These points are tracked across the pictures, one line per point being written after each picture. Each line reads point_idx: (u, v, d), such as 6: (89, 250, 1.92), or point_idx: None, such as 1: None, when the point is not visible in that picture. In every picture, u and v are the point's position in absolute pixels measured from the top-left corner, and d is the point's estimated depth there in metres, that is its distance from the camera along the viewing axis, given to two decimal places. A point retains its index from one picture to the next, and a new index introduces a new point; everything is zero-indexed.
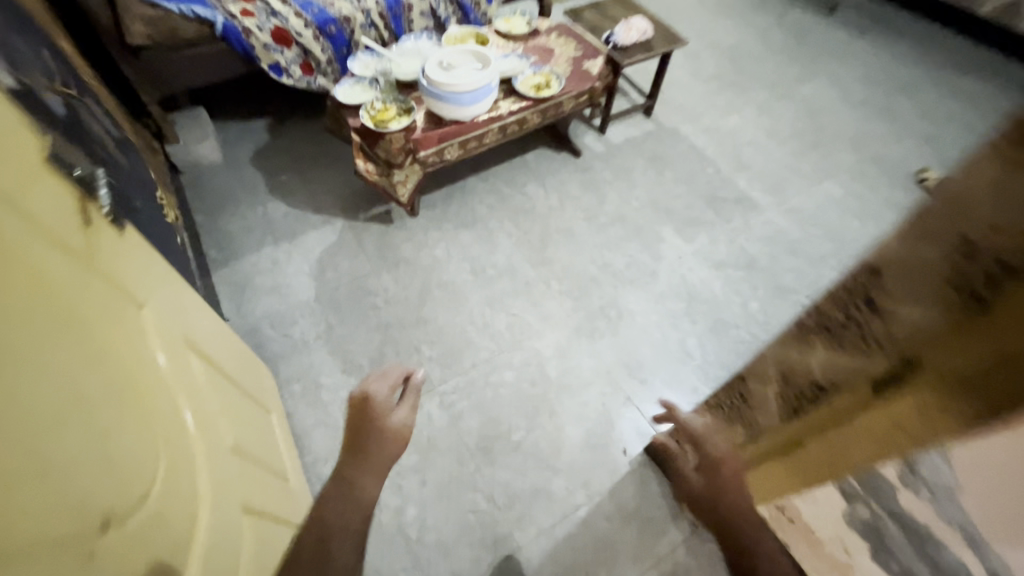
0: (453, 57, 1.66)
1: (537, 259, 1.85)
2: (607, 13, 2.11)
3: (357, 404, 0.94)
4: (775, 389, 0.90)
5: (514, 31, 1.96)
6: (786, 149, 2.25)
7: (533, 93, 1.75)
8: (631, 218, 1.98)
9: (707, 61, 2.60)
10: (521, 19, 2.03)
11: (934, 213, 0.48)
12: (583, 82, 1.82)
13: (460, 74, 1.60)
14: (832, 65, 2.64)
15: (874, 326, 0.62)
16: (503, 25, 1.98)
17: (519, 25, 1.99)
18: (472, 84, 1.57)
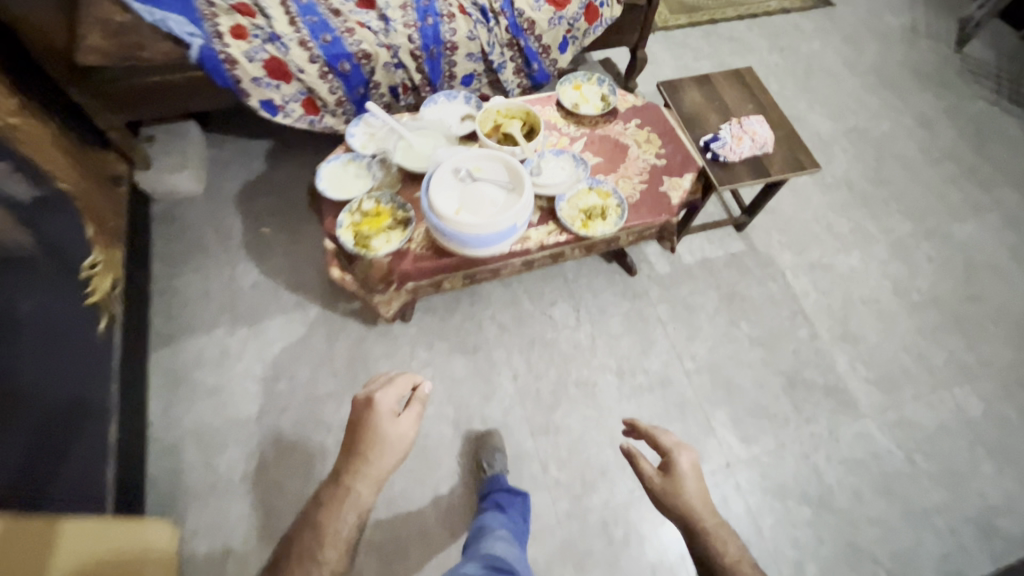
0: (478, 166, 1.18)
1: (539, 423, 1.43)
2: (715, 96, 1.53)
3: (360, 404, 0.93)
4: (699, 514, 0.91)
5: (581, 113, 1.44)
6: (914, 321, 1.66)
7: (579, 226, 1.26)
8: (676, 386, 1.51)
9: (838, 157, 1.97)
10: (597, 89, 1.50)
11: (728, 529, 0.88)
12: (654, 215, 1.30)
13: (477, 202, 1.14)
14: (1012, 192, 1.93)
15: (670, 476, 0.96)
16: (568, 98, 1.47)
17: (591, 101, 1.48)
18: (488, 222, 1.09)
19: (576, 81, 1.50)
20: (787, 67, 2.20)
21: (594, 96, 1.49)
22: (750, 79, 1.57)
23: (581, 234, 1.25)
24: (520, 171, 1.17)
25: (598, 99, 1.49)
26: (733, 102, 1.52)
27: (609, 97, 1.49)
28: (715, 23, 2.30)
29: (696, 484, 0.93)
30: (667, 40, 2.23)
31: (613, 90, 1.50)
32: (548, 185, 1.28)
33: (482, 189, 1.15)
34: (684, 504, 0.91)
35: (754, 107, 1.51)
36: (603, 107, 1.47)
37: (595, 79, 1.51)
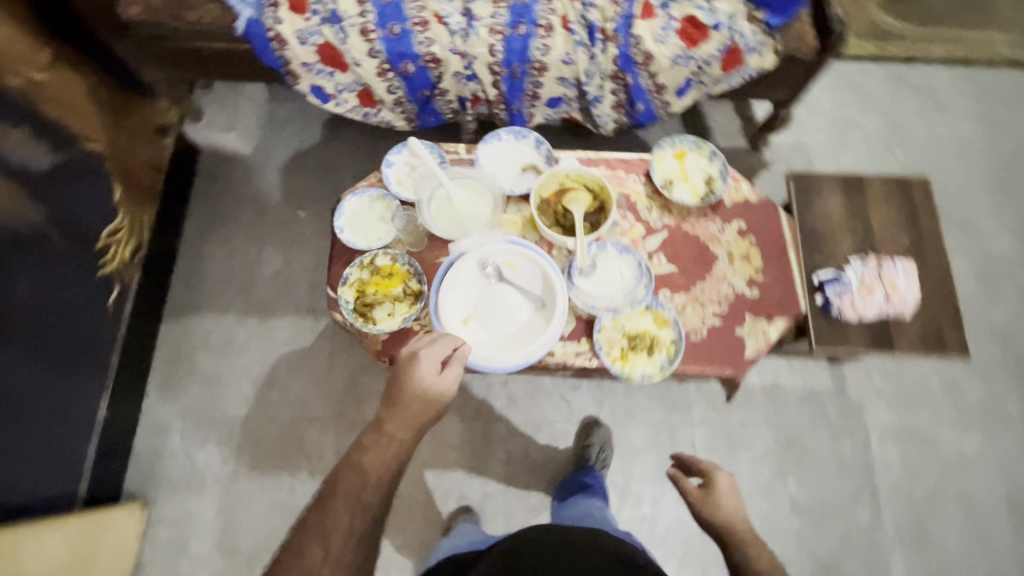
0: (513, 266, 0.96)
1: (516, 521, 1.31)
2: (860, 210, 1.15)
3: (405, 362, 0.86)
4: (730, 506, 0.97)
5: (672, 199, 1.14)
6: (1020, 546, 1.29)
7: (614, 357, 1.02)
8: (681, 530, 1.30)
9: (1005, 296, 1.50)
10: (703, 168, 1.17)
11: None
12: (714, 367, 1.03)
13: (493, 317, 0.92)
14: None
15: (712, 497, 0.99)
16: (661, 174, 1.16)
17: (690, 183, 1.16)
18: (492, 354, 0.91)
19: (680, 151, 1.19)
20: (988, 148, 1.65)
21: (696, 177, 1.16)
22: (919, 196, 1.16)
23: (614, 369, 1.01)
24: (557, 292, 0.93)
25: (701, 181, 1.16)
26: (881, 228, 1.14)
27: (714, 184, 1.16)
28: (910, 61, 1.73)
29: (732, 502, 0.97)
30: (836, 74, 1.73)
31: (724, 174, 1.16)
32: (594, 294, 1.03)
33: (504, 301, 0.93)
34: (722, 520, 0.95)
35: (907, 241, 1.13)
36: (703, 195, 1.15)
37: (706, 153, 1.18)
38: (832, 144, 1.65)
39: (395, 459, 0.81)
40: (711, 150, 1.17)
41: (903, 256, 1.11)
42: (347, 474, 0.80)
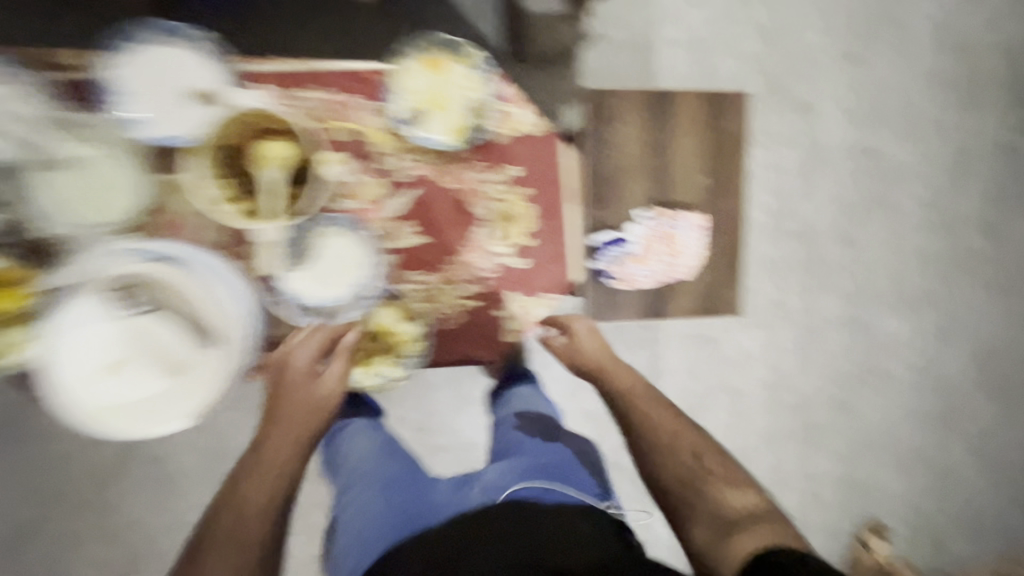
0: (171, 287, 0.70)
1: None
2: (661, 144, 0.93)
3: (273, 376, 0.79)
4: (597, 344, 0.95)
5: (421, 140, 0.82)
6: (768, 420, 1.50)
7: (349, 363, 0.85)
8: (478, 450, 1.35)
9: (821, 190, 1.44)
10: (465, 87, 0.83)
11: (679, 445, 0.84)
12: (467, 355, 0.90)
13: (143, 363, 0.69)
14: (972, 289, 1.58)
15: (573, 346, 0.95)
16: (406, 97, 0.81)
17: (447, 113, 0.83)
18: (159, 414, 0.69)
19: (435, 59, 0.82)
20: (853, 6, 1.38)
21: (455, 102, 0.83)
22: (730, 121, 0.95)
23: (348, 378, 0.86)
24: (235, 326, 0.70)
25: (461, 108, 0.83)
26: (680, 167, 0.94)
27: (480, 113, 0.84)
28: None
29: (594, 343, 0.95)
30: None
31: (494, 97, 0.85)
32: (309, 295, 0.79)
33: (157, 342, 0.70)
34: (592, 363, 0.94)
35: (706, 184, 0.95)
36: (464, 131, 0.84)
37: (470, 62, 0.83)
38: None
39: (280, 488, 0.76)
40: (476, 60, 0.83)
41: (697, 201, 0.95)
42: (229, 504, 0.76)
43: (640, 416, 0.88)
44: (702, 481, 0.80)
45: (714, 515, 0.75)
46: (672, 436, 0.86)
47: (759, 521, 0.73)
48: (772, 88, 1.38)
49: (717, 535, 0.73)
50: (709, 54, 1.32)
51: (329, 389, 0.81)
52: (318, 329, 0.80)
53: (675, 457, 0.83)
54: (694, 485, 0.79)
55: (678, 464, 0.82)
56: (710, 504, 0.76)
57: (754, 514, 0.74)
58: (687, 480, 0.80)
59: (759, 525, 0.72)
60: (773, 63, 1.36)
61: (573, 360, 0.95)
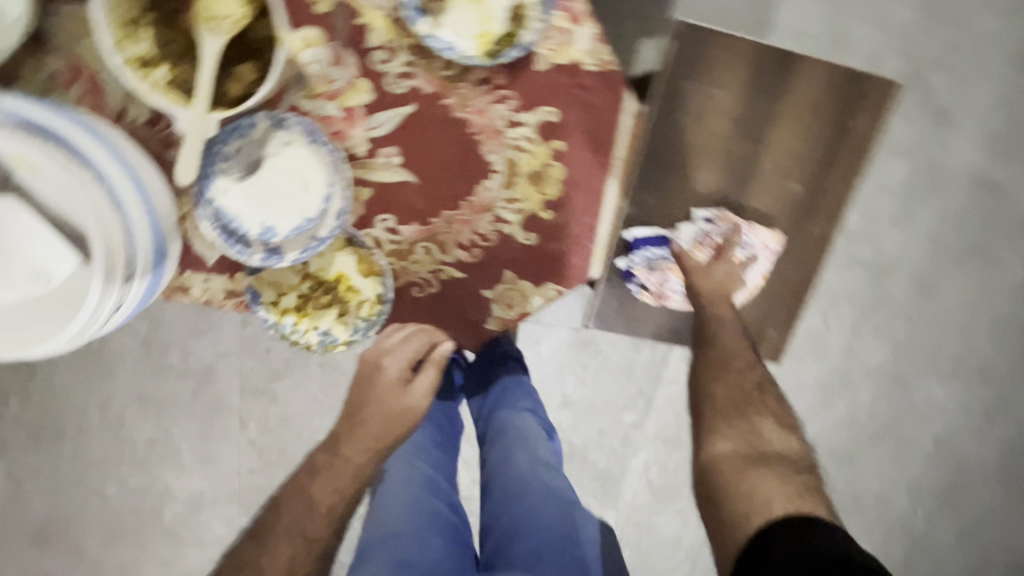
0: (38, 168, 0.50)
1: (254, 385, 1.16)
2: (756, 125, 0.68)
3: (363, 370, 0.74)
4: (730, 282, 0.69)
5: (428, 40, 0.59)
6: None
7: (283, 309, 0.67)
8: None
9: (915, 219, 1.19)
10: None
11: (744, 378, 0.70)
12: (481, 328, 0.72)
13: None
14: None
15: (704, 272, 0.70)
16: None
17: (480, 11, 0.60)
18: (29, 337, 0.52)
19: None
20: None
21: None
22: (859, 115, 0.69)
23: (276, 327, 0.68)
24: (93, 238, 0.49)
25: (501, 9, 0.60)
26: (771, 162, 0.70)
27: (523, 22, 0.60)
28: None
29: (721, 285, 0.69)
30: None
31: (547, 4, 0.59)
32: (243, 217, 0.60)
33: (7, 241, 0.50)
34: (705, 297, 0.69)
35: (795, 191, 0.71)
36: (496, 43, 0.60)
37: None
38: None
39: (344, 487, 0.69)
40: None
41: (776, 211, 0.72)
42: (296, 498, 0.72)
43: (712, 336, 0.70)
44: (759, 415, 0.69)
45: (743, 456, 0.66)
46: (738, 365, 0.70)
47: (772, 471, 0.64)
48: (904, 81, 1.10)
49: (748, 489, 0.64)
50: (842, 15, 1.04)
51: (415, 399, 0.72)
52: (413, 334, 0.71)
53: (733, 395, 0.69)
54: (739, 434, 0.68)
55: (735, 387, 0.70)
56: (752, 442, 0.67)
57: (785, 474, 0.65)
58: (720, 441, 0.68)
59: (794, 474, 0.64)
60: (920, 47, 1.08)
61: (698, 283, 0.69)
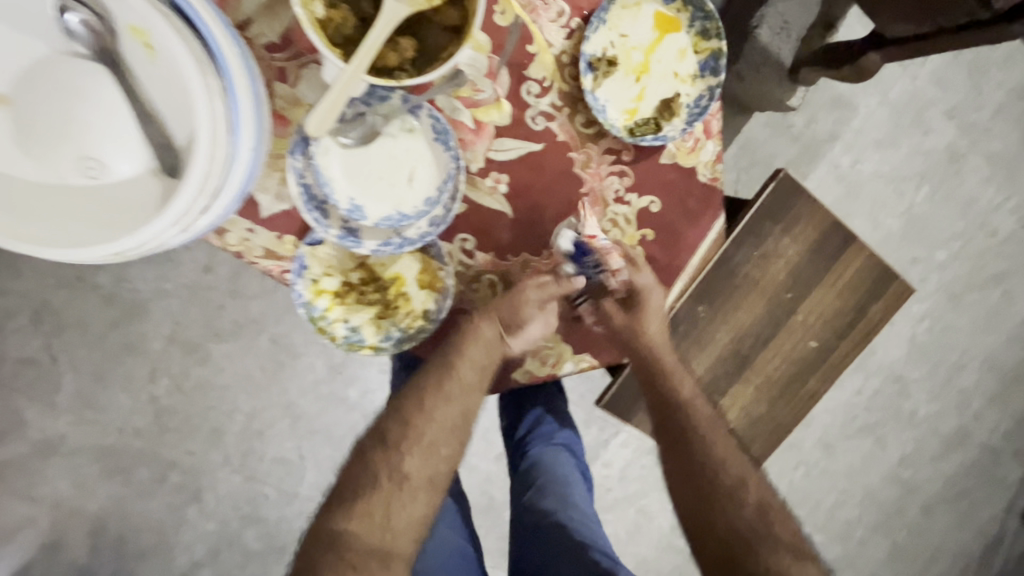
0: (160, 58, 0.42)
1: (186, 337, 1.02)
2: (804, 283, 0.75)
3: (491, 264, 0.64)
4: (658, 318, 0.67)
5: (586, 95, 0.60)
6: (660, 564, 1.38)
7: (323, 291, 0.60)
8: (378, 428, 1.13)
9: (840, 389, 1.37)
10: (679, 76, 0.62)
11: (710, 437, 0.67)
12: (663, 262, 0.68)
13: (37, 135, 0.42)
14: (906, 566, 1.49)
15: (627, 319, 0.66)
16: (609, 37, 0.60)
17: (638, 89, 0.62)
18: (76, 234, 0.43)
19: (671, 20, 0.60)
20: (990, 253, 1.29)
21: (655, 84, 0.62)
22: (876, 306, 0.78)
23: (306, 307, 0.60)
24: (195, 156, 0.41)
25: (657, 96, 0.62)
26: (801, 318, 0.77)
27: (670, 116, 0.62)
28: None
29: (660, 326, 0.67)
30: (962, 57, 1.17)
31: (697, 109, 0.62)
32: (335, 184, 0.54)
33: (76, 112, 0.42)
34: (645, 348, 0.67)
35: (810, 350, 0.79)
36: (640, 123, 0.62)
37: (704, 52, 0.61)
38: (869, 139, 1.17)
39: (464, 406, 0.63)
40: (712, 54, 0.61)
41: (790, 358, 0.79)
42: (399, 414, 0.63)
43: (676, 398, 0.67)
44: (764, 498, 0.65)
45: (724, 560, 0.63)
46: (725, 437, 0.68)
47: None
48: None
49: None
50: (850, 205, 1.20)
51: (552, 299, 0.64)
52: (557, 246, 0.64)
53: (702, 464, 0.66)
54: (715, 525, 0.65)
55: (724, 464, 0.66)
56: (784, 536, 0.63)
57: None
58: (753, 509, 0.64)
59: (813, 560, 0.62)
60: (897, 255, 1.25)
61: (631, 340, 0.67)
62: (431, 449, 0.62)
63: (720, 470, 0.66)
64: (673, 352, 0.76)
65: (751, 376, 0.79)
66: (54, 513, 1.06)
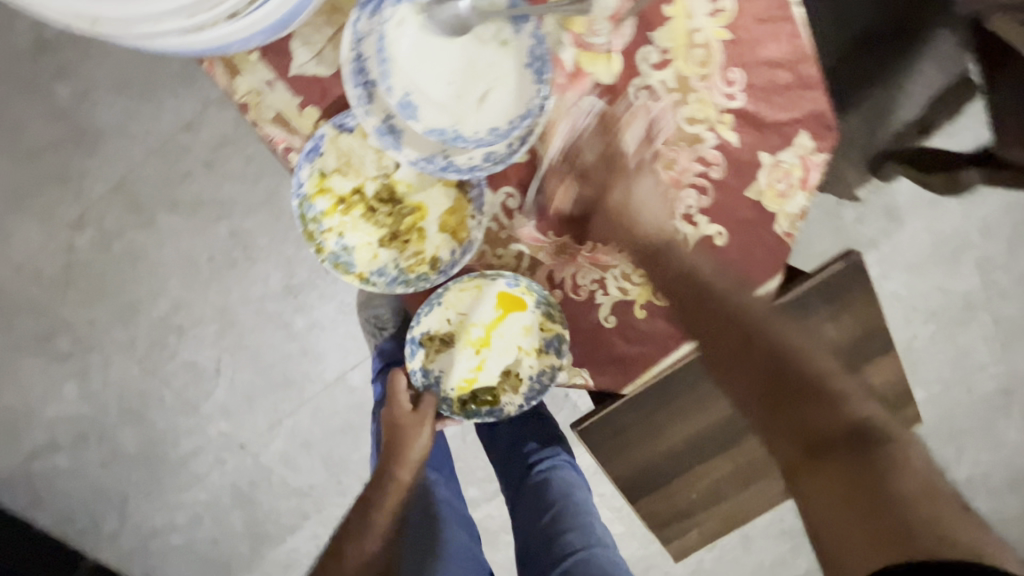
0: None
1: (135, 191, 0.87)
2: None
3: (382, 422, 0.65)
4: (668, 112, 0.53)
5: (412, 372, 0.63)
6: None
7: (328, 191, 0.49)
8: (313, 367, 1.01)
9: None
10: (523, 349, 0.63)
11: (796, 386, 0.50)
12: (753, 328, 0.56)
13: None
14: None
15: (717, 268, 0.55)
16: (446, 315, 0.61)
17: (479, 359, 0.63)
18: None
19: (515, 300, 0.59)
20: (963, 410, 1.27)
21: (496, 356, 0.63)
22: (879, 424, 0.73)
23: (303, 202, 0.49)
24: None
25: (498, 367, 0.63)
26: None
27: (510, 388, 0.63)
28: None
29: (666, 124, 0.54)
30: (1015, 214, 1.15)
31: (539, 381, 0.62)
32: (393, 68, 0.44)
33: None
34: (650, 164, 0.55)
35: None
36: (475, 396, 0.63)
37: (549, 331, 0.60)
38: (903, 260, 1.15)
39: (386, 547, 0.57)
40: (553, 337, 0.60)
41: None
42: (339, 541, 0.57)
43: (776, 349, 0.52)
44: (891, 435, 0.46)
45: (819, 453, 0.46)
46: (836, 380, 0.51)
47: (914, 463, 0.44)
48: None
49: (832, 499, 0.44)
50: None
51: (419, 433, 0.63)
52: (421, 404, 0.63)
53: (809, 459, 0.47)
54: (811, 420, 0.48)
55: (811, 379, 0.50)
56: (874, 414, 0.48)
57: (925, 474, 0.44)
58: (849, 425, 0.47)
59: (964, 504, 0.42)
60: None
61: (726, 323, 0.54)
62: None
63: (812, 422, 0.48)
64: (669, 402, 0.67)
65: (735, 453, 0.72)
66: None
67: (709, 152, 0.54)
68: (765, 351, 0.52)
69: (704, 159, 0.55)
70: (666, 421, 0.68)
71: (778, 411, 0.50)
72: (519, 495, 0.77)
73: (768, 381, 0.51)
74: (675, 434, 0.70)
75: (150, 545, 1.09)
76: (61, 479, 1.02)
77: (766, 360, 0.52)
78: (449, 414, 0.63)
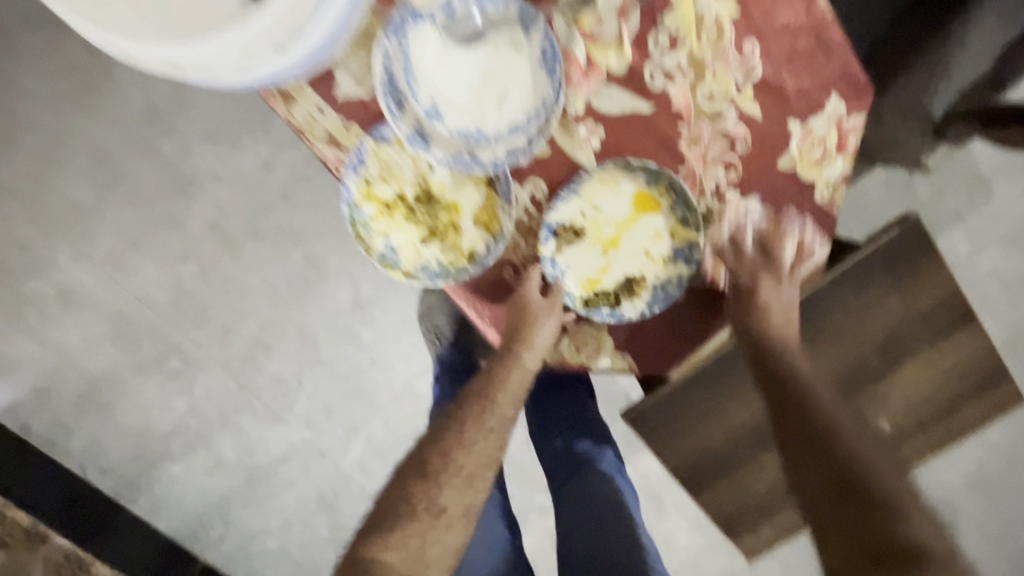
0: None
1: (225, 226, 1.00)
2: (899, 351, 0.64)
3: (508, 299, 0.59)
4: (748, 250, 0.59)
5: (542, 261, 0.57)
6: None
7: (372, 196, 0.55)
8: (381, 376, 1.08)
9: None
10: (650, 257, 0.58)
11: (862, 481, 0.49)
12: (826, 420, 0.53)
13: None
14: None
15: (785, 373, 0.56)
16: (581, 208, 0.56)
17: (603, 260, 0.59)
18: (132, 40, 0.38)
19: (654, 203, 0.57)
20: None
21: (621, 260, 0.59)
22: (973, 405, 0.66)
23: (351, 208, 0.55)
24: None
25: (622, 271, 0.59)
26: (881, 392, 0.66)
27: (630, 294, 0.59)
28: None
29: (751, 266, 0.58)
30: None
31: (661, 293, 0.59)
32: (420, 81, 0.49)
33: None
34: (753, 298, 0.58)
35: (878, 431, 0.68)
36: (597, 295, 0.59)
37: (681, 239, 0.58)
38: (998, 233, 1.03)
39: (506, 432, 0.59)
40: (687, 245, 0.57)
41: None
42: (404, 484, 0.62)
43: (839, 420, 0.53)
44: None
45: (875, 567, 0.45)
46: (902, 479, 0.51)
47: None
48: None
49: None
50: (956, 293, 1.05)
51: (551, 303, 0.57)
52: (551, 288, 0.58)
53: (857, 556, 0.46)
54: (864, 530, 0.47)
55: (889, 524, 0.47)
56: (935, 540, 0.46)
57: None
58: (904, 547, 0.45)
59: None
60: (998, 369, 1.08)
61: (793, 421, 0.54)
62: (470, 480, 0.57)
63: (872, 541, 0.46)
64: (720, 385, 0.66)
65: None
66: (55, 360, 1.07)
67: (743, 236, 0.58)
68: (824, 438, 0.52)
69: (738, 243, 0.59)
70: (718, 405, 0.67)
71: (837, 507, 0.49)
72: (565, 494, 0.77)
73: (831, 458, 0.51)
74: (731, 419, 0.67)
75: (249, 549, 1.19)
76: (175, 486, 1.16)
77: (834, 455, 0.51)
78: (569, 307, 0.59)
